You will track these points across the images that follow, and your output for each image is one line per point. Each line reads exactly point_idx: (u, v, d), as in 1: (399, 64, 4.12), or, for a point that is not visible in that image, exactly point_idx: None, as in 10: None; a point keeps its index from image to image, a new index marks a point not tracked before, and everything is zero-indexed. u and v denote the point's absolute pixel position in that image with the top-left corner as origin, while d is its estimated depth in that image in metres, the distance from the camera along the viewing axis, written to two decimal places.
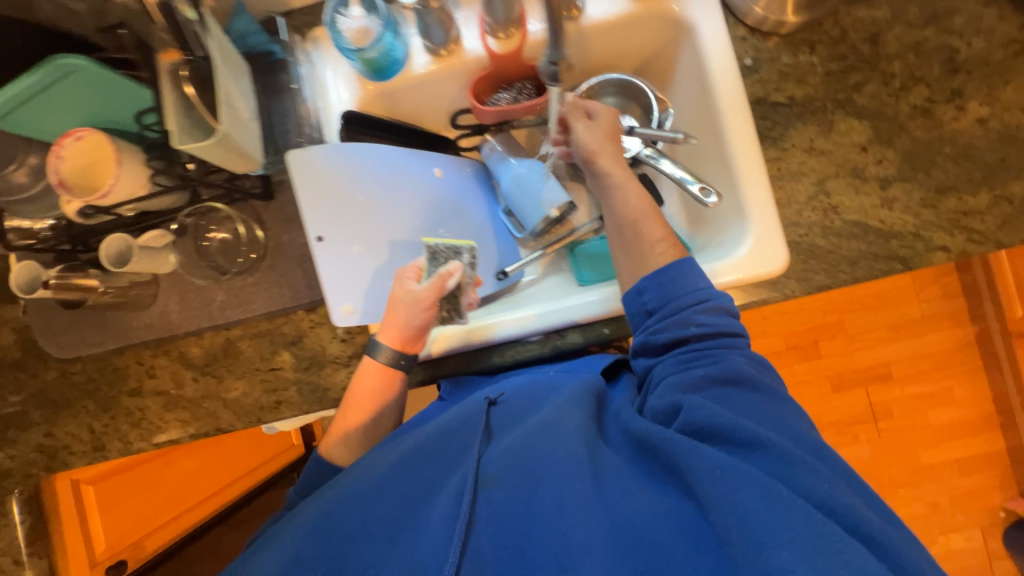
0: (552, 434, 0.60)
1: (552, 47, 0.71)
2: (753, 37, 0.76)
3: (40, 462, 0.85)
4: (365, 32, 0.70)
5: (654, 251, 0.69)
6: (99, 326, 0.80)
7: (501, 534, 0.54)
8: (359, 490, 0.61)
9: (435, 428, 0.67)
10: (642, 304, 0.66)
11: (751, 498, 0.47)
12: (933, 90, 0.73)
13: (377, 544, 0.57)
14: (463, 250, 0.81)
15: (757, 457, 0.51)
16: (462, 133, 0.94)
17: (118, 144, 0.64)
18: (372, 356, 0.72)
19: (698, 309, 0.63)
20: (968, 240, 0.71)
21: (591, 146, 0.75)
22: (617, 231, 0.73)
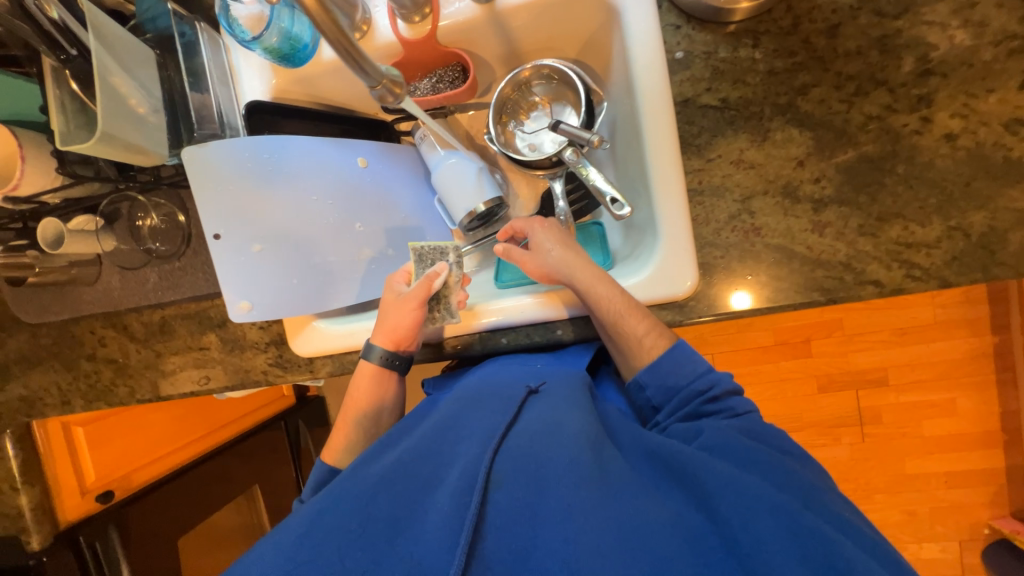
0: (560, 433, 0.57)
1: (364, 76, 0.53)
2: (689, 26, 0.67)
3: (23, 409, 0.98)
4: (258, 18, 0.67)
5: (643, 345, 0.66)
6: (53, 299, 0.88)
7: (507, 538, 0.49)
8: (348, 489, 0.56)
9: (430, 427, 0.65)
10: (647, 399, 0.67)
11: (772, 520, 0.47)
12: (896, 96, 0.62)
13: (362, 545, 0.49)
14: (449, 250, 0.80)
15: (764, 472, 0.53)
16: (396, 117, 0.90)
17: (25, 137, 0.67)
18: (367, 357, 0.74)
19: (706, 399, 0.62)
20: (907, 277, 0.63)
21: (547, 267, 0.71)
22: (602, 327, 0.68)
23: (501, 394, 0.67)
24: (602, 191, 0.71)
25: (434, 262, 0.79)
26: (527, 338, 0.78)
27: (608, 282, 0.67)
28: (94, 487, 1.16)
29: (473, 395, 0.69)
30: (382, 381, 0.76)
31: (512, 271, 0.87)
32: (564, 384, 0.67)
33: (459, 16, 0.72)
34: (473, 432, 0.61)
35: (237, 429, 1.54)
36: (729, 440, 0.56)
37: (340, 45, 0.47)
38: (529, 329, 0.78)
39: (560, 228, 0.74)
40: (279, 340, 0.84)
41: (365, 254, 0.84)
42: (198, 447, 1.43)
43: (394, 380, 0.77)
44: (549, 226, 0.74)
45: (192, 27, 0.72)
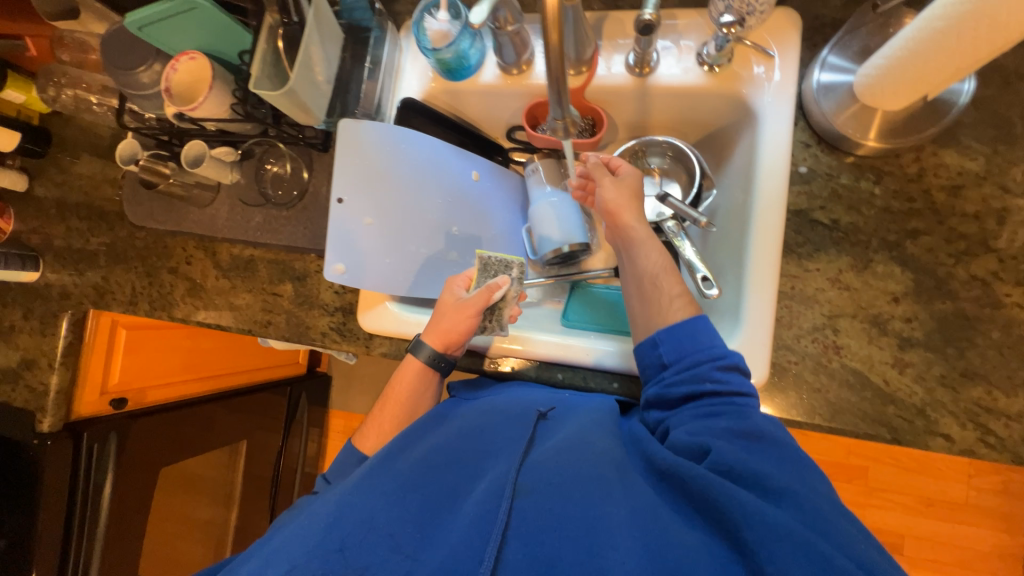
0: (585, 453, 0.57)
1: (555, 106, 0.60)
2: (817, 147, 0.72)
3: (92, 297, 1.04)
4: (445, 34, 0.75)
5: (671, 304, 0.66)
6: (164, 209, 0.96)
7: (531, 548, 0.49)
8: (376, 484, 0.58)
9: (455, 430, 0.66)
10: (658, 357, 0.64)
11: (796, 554, 0.43)
12: (1003, 265, 0.64)
13: (392, 544, 0.51)
14: (513, 264, 0.84)
15: (801, 509, 0.47)
16: (515, 146, 0.97)
17: (217, 71, 0.76)
18: (415, 353, 0.76)
19: (714, 365, 0.59)
20: (980, 440, 0.62)
21: (614, 203, 0.75)
22: (634, 282, 0.71)
23: (520, 412, 0.67)
24: (695, 267, 0.73)
25: (495, 274, 0.82)
26: (582, 380, 0.80)
27: (658, 243, 0.72)
28: (112, 390, 1.18)
29: (501, 408, 0.69)
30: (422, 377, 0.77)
31: (578, 308, 0.88)
32: (586, 411, 0.67)
33: (610, 80, 0.80)
34: (500, 444, 0.63)
35: (249, 379, 1.58)
36: (753, 462, 0.51)
37: (555, 78, 0.55)
38: (587, 373, 0.80)
39: (642, 185, 0.78)
40: (347, 308, 0.88)
41: (449, 257, 0.89)
42: (211, 385, 1.45)
43: (434, 380, 0.78)
44: (637, 176, 0.78)
45: (382, 26, 0.83)
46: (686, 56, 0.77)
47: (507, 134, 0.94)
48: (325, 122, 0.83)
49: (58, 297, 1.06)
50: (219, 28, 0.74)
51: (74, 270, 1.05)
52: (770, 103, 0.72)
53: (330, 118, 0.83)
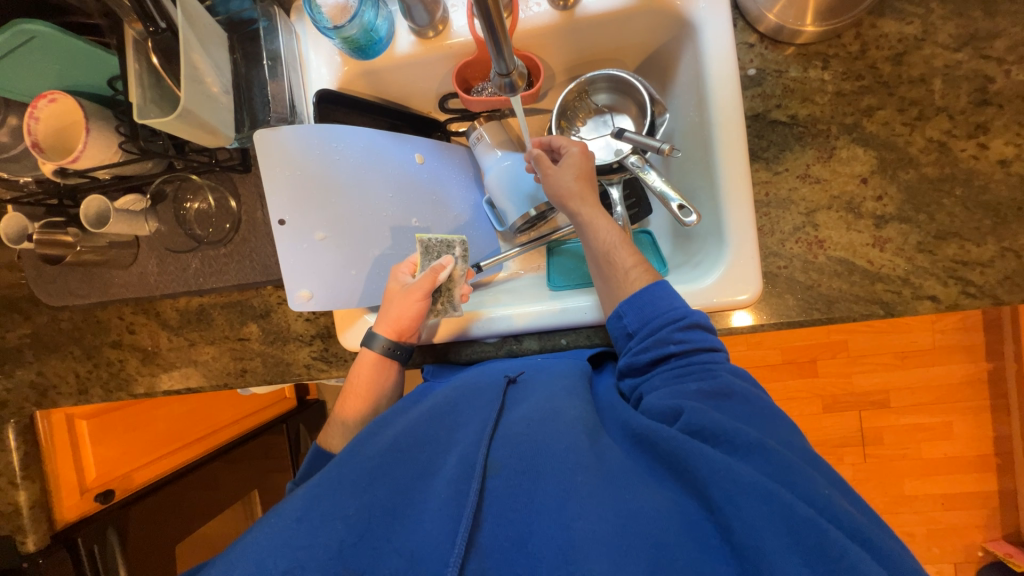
0: (555, 422, 0.57)
1: (499, 60, 0.54)
2: (761, 45, 0.70)
3: (32, 397, 0.92)
4: (343, 8, 0.67)
5: (629, 278, 0.66)
6: (82, 281, 0.84)
7: (504, 525, 0.49)
8: (348, 471, 0.55)
9: (424, 411, 0.64)
10: (623, 328, 0.65)
11: (759, 500, 0.44)
12: (955, 122, 0.65)
13: (362, 530, 0.49)
14: (454, 244, 0.81)
15: (762, 459, 0.48)
16: (451, 117, 0.90)
17: (89, 109, 0.64)
18: (368, 346, 0.72)
19: (677, 328, 0.60)
20: (962, 293, 0.66)
21: (562, 190, 0.72)
22: (593, 262, 0.70)
23: (489, 385, 0.66)
24: (668, 197, 0.71)
25: (440, 254, 0.78)
26: (588, 340, 0.77)
27: (608, 218, 0.71)
28: (93, 485, 1.08)
29: (471, 385, 0.67)
30: (379, 367, 0.73)
31: (562, 272, 0.85)
32: (553, 377, 0.66)
33: (535, 21, 0.73)
34: (471, 418, 0.61)
35: (241, 428, 1.48)
36: (712, 412, 0.52)
37: (495, 32, 0.47)
38: (590, 332, 0.77)
39: (592, 163, 0.74)
40: (324, 333, 0.82)
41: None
42: (201, 447, 1.36)
43: (393, 368, 0.74)
44: (585, 154, 0.74)
45: (269, 14, 0.73)
46: None
47: (440, 105, 0.86)
48: (237, 138, 0.73)
49: None
50: (74, 56, 0.61)
51: (2, 374, 0.93)
52: (706, 8, 0.69)
53: (241, 133, 0.73)
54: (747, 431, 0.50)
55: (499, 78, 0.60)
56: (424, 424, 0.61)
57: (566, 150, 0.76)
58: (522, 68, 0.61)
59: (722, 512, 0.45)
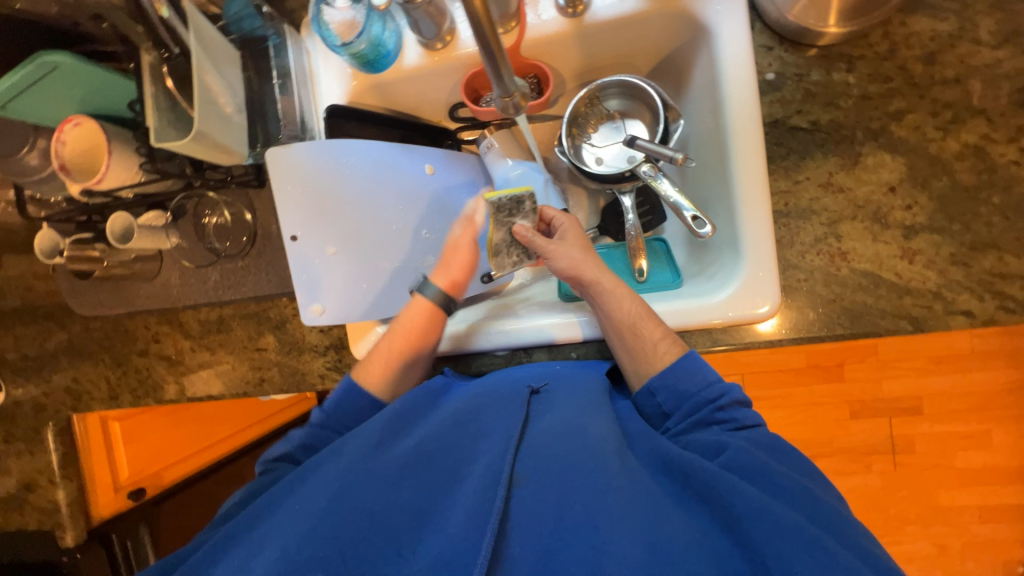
0: (580, 438, 0.56)
1: (497, 83, 0.52)
2: (780, 47, 0.67)
3: (68, 403, 0.97)
4: (351, 24, 0.67)
5: (658, 351, 0.65)
6: (111, 293, 0.88)
7: (529, 539, 0.49)
8: (371, 469, 0.55)
9: (447, 415, 0.64)
10: (658, 406, 0.65)
11: (800, 546, 0.44)
12: (994, 126, 0.61)
13: (388, 531, 0.51)
14: (524, 199, 0.78)
15: (796, 502, 0.50)
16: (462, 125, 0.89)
17: (112, 131, 0.67)
18: (423, 293, 0.75)
19: (714, 407, 0.61)
20: (999, 308, 0.62)
21: (574, 264, 0.71)
22: (616, 336, 0.68)
23: (510, 392, 0.65)
24: (682, 207, 0.70)
25: (517, 216, 0.78)
26: (597, 352, 0.77)
27: (627, 289, 0.69)
28: (126, 484, 1.15)
29: (493, 389, 0.67)
30: (428, 322, 0.74)
31: None
32: (577, 388, 0.65)
33: (543, 29, 0.72)
34: (494, 424, 0.61)
35: (262, 429, 1.49)
36: (751, 456, 0.53)
37: (488, 52, 0.46)
38: (599, 345, 0.77)
39: (580, 231, 0.77)
40: (338, 344, 0.83)
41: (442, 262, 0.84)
42: (224, 446, 1.41)
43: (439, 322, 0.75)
44: (575, 224, 0.77)
45: (279, 32, 0.74)
46: None
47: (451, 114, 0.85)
48: (251, 155, 0.74)
49: (33, 412, 0.98)
50: (94, 82, 0.63)
51: (40, 379, 0.98)
52: (721, 10, 0.66)
53: (256, 150, 0.75)
54: (784, 482, 0.51)
55: (499, 101, 0.55)
56: (449, 427, 0.61)
57: (557, 223, 0.78)
58: (525, 87, 0.56)
59: (760, 552, 0.44)
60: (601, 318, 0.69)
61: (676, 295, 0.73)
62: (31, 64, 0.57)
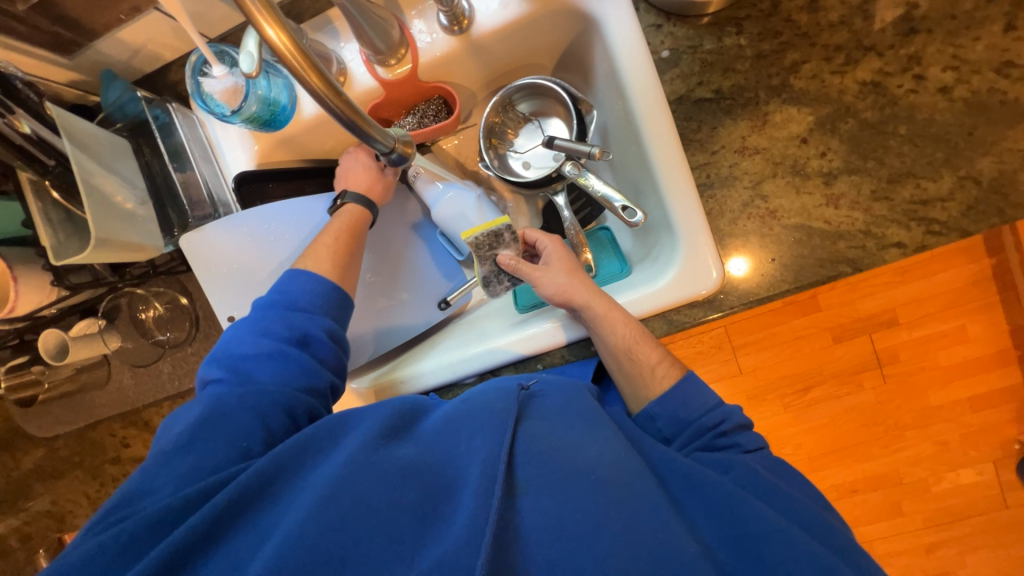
0: (582, 453, 0.54)
1: (373, 143, 0.49)
2: (668, 23, 0.67)
3: (52, 526, 0.94)
4: (235, 90, 0.63)
5: (655, 374, 0.65)
6: (65, 410, 0.84)
7: (539, 546, 0.48)
8: (363, 474, 0.49)
9: (440, 419, 0.59)
10: (658, 430, 0.64)
11: (814, 569, 0.46)
12: (885, 60, 0.62)
13: (390, 531, 0.46)
14: (504, 233, 0.72)
15: (802, 517, 0.52)
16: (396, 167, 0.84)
17: (12, 257, 0.64)
18: None
19: (716, 433, 0.60)
20: (927, 233, 0.63)
21: (562, 289, 0.68)
22: (612, 358, 0.67)
23: (505, 392, 0.61)
24: (610, 199, 0.70)
25: (500, 245, 0.73)
26: (562, 358, 0.77)
27: (621, 310, 0.67)
28: None
29: (486, 388, 0.63)
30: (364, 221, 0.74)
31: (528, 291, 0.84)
32: (572, 395, 0.63)
33: (434, 51, 0.70)
34: (495, 412, 0.57)
35: None
36: (759, 478, 0.55)
37: (347, 121, 0.44)
38: (564, 351, 0.77)
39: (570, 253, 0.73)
40: None
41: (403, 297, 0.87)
42: None
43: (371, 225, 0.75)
44: (561, 244, 0.74)
45: (165, 109, 0.69)
46: None
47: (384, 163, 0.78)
48: (170, 242, 0.72)
49: (20, 543, 0.95)
50: None
51: (17, 509, 0.94)
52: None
53: (173, 236, 0.73)
54: (792, 503, 0.53)
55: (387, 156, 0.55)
56: (452, 426, 0.57)
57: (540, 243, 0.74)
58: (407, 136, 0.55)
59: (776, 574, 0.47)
60: (597, 343, 0.67)
61: (625, 287, 0.74)
62: None
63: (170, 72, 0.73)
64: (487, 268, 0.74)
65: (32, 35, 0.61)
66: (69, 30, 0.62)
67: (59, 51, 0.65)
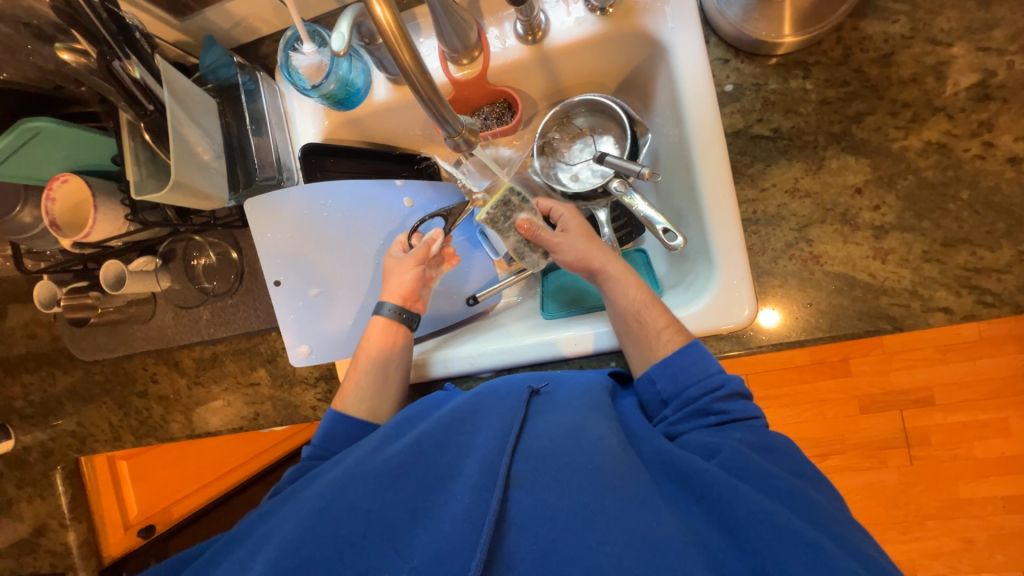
0: (580, 442, 0.56)
1: (442, 124, 0.52)
2: (736, 59, 0.68)
3: (74, 446, 0.99)
4: (318, 67, 0.69)
5: (660, 339, 0.65)
6: (109, 337, 0.91)
7: (527, 539, 0.49)
8: (366, 467, 0.56)
9: (443, 414, 0.63)
10: (657, 393, 0.65)
11: (795, 544, 0.44)
12: (955, 122, 0.61)
13: (386, 528, 0.51)
14: (508, 198, 0.76)
15: (792, 502, 0.50)
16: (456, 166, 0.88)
17: (97, 186, 0.70)
18: (378, 310, 0.75)
19: (712, 399, 0.60)
20: (978, 302, 0.61)
21: (580, 254, 0.72)
22: (621, 323, 0.69)
23: (509, 395, 0.65)
24: (653, 221, 0.71)
25: (515, 213, 0.77)
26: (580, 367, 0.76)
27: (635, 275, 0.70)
28: (135, 521, 1.21)
29: (491, 389, 0.67)
30: (395, 349, 0.74)
31: (556, 301, 0.85)
32: (575, 392, 0.65)
33: (507, 57, 0.74)
34: (497, 416, 0.61)
35: (269, 458, 1.46)
36: (749, 459, 0.53)
37: (425, 96, 0.47)
38: (582, 359, 0.76)
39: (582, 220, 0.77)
40: (328, 376, 0.84)
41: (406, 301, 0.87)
42: (231, 479, 1.43)
43: (405, 337, 0.75)
44: (575, 215, 0.77)
45: (253, 77, 0.76)
46: (574, 6, 0.70)
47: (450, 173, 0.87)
48: (234, 198, 0.77)
49: (41, 456, 1.01)
50: (73, 142, 0.66)
51: (45, 424, 1.00)
52: (674, 27, 0.67)
53: (238, 193, 0.77)
54: (778, 483, 0.51)
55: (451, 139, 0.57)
56: (450, 424, 0.61)
57: (556, 214, 0.78)
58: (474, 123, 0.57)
59: (762, 556, 0.45)
60: (608, 307, 0.71)
61: None
62: (13, 132, 0.59)
63: (262, 44, 0.80)
64: (514, 240, 0.79)
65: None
66: None
67: (174, 12, 0.72)
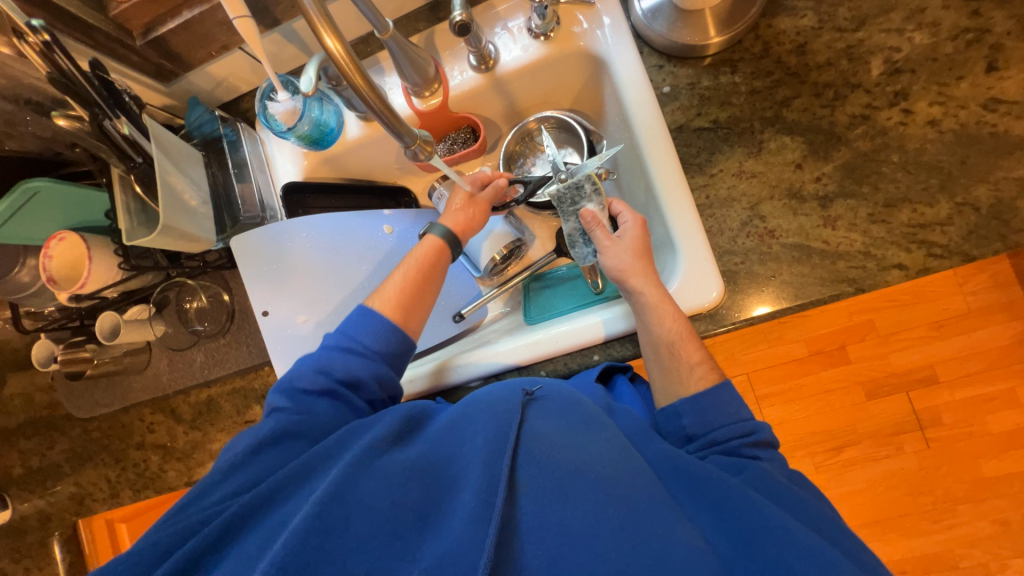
0: (582, 452, 0.55)
1: (398, 138, 0.58)
2: (669, 64, 0.75)
3: (72, 508, 0.97)
4: (292, 111, 0.75)
5: (692, 373, 0.65)
6: (106, 391, 0.93)
7: (536, 542, 0.50)
8: (376, 469, 0.54)
9: (441, 426, 0.62)
10: (681, 428, 0.63)
11: (815, 560, 0.46)
12: (873, 95, 0.68)
13: (392, 534, 0.50)
14: (585, 182, 0.71)
15: (799, 512, 0.53)
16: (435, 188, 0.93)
17: (92, 240, 0.75)
18: (432, 231, 0.77)
19: (744, 442, 0.59)
20: (928, 256, 0.64)
21: (622, 266, 0.69)
22: (652, 349, 0.67)
23: (503, 396, 0.62)
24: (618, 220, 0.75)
25: (584, 201, 0.72)
26: (565, 368, 0.78)
27: (674, 305, 0.67)
28: None
29: (485, 394, 0.64)
30: (438, 256, 0.77)
31: (539, 307, 0.88)
32: (576, 399, 0.64)
33: (464, 86, 0.81)
34: (496, 413, 0.59)
35: None
36: (770, 481, 0.55)
37: (379, 113, 0.52)
38: (566, 359, 0.77)
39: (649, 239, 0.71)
40: None
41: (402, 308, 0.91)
42: None
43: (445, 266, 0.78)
44: (643, 230, 0.71)
45: (234, 128, 0.83)
46: (519, 36, 0.78)
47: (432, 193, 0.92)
48: (220, 239, 0.82)
49: (39, 523, 0.99)
50: (68, 200, 0.71)
51: (44, 489, 0.99)
52: (609, 41, 0.74)
53: (224, 234, 0.82)
54: (799, 503, 0.54)
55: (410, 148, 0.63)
56: (450, 434, 0.60)
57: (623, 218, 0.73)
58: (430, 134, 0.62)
59: (776, 564, 0.47)
60: (640, 331, 0.68)
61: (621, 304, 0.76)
62: (13, 194, 0.65)
63: (244, 101, 0.88)
64: (572, 226, 0.75)
65: (143, 65, 0.76)
66: (171, 61, 0.77)
67: (160, 79, 0.79)
